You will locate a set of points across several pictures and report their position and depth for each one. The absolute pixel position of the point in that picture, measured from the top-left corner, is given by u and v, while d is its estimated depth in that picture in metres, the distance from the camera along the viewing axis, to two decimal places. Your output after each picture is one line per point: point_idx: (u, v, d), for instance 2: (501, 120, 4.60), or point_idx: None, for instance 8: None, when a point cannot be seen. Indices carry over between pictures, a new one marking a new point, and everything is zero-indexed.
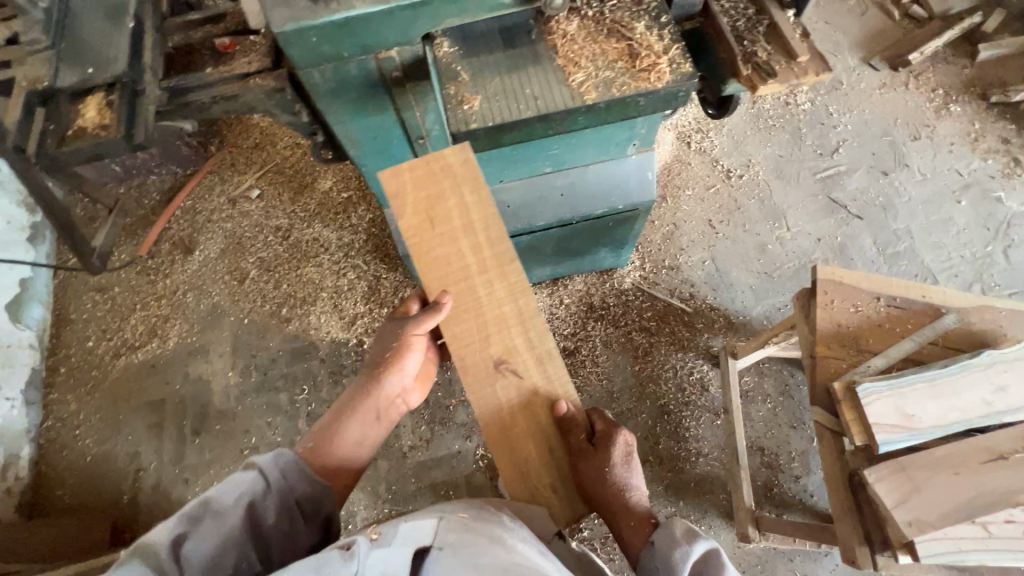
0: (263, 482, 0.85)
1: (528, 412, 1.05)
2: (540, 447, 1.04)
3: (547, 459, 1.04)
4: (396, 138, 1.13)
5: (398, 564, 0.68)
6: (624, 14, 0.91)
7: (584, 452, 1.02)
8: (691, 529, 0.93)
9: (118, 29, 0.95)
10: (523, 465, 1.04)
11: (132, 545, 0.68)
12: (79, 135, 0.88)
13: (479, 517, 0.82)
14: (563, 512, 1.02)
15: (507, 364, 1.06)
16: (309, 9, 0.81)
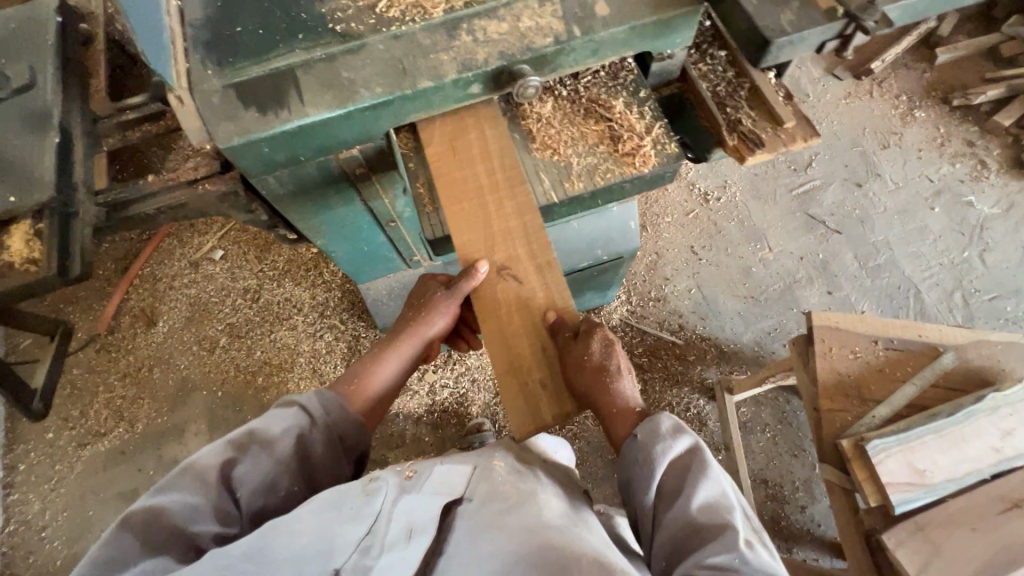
0: (310, 418, 0.82)
1: (518, 303, 0.81)
2: (524, 338, 0.81)
3: (533, 351, 0.80)
4: (365, 225, 1.05)
5: (421, 511, 0.74)
6: (600, 91, 0.85)
7: (578, 344, 0.78)
8: (675, 424, 0.82)
9: (42, 143, 0.83)
10: (505, 355, 0.80)
11: (186, 462, 0.70)
12: (6, 272, 0.78)
13: (518, 467, 0.86)
14: (549, 412, 0.78)
15: (504, 269, 0.82)
16: (255, 119, 0.72)
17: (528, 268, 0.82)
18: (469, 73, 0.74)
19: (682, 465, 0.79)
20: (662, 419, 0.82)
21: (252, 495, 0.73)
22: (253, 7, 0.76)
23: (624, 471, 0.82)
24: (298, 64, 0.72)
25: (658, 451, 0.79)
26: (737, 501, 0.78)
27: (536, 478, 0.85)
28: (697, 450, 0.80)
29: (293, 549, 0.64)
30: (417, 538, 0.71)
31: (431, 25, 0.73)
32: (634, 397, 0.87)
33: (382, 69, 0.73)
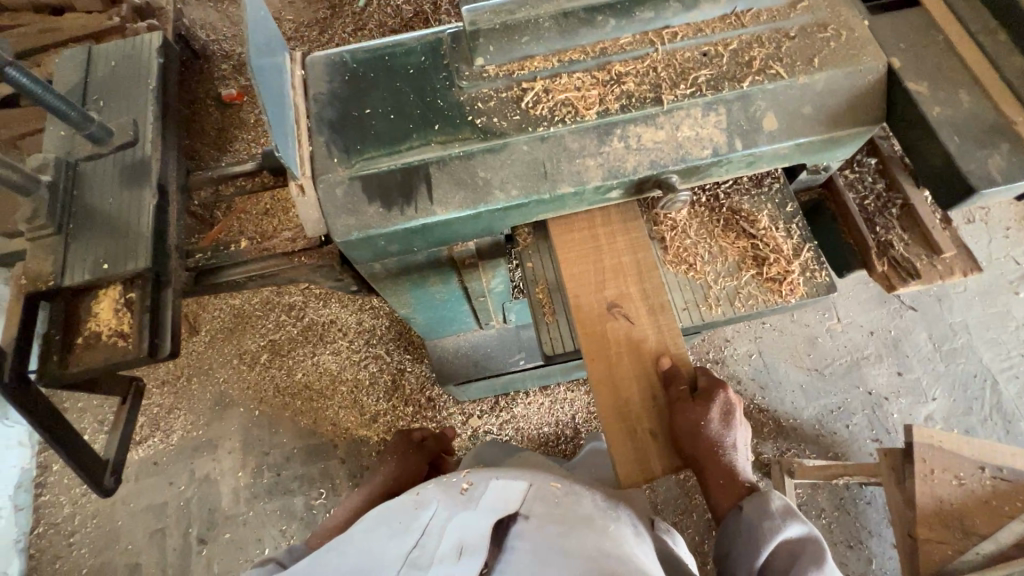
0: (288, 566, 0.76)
1: (633, 347, 0.70)
2: (635, 387, 0.69)
3: (642, 400, 0.69)
4: (455, 299, 0.98)
5: (473, 531, 0.67)
6: (743, 201, 0.77)
7: (693, 404, 0.67)
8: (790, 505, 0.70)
9: (139, 203, 0.77)
10: (611, 401, 0.70)
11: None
12: (91, 345, 0.73)
13: (576, 487, 0.77)
14: (660, 463, 0.68)
15: (614, 306, 0.71)
16: (380, 215, 0.65)
17: (641, 309, 0.71)
18: (615, 181, 0.67)
19: (790, 554, 0.66)
20: (775, 496, 0.70)
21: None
22: (383, 85, 0.69)
23: (725, 547, 0.72)
24: (431, 160, 0.65)
25: (769, 535, 0.67)
26: None
27: (593, 499, 0.76)
28: (815, 539, 0.67)
29: (344, 567, 0.67)
30: (468, 560, 0.65)
31: (582, 128, 0.66)
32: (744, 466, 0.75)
33: (522, 170, 0.66)
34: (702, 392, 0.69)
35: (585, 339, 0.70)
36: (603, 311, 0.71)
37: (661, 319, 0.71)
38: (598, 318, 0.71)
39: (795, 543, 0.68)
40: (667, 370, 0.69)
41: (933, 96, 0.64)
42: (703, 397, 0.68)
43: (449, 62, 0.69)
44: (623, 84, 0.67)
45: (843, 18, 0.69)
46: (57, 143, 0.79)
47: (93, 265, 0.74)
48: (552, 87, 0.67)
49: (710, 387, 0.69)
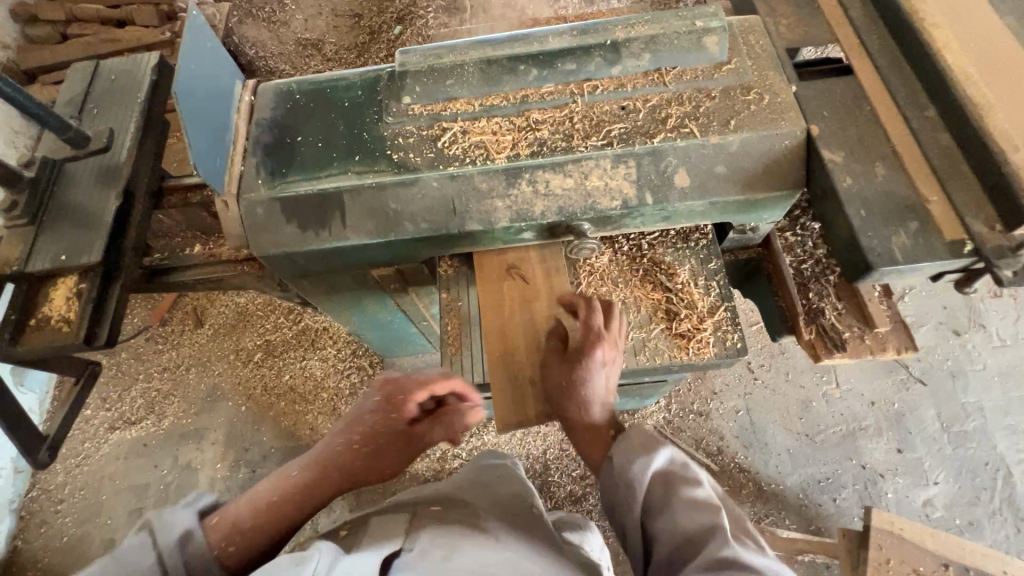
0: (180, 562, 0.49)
1: (524, 300, 0.72)
2: (522, 336, 0.71)
3: (528, 348, 0.70)
4: (398, 320, 1.01)
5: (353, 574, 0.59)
6: (666, 254, 0.77)
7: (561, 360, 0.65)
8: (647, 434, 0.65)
9: (104, 203, 0.85)
10: (499, 353, 0.70)
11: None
12: (41, 327, 0.80)
13: (450, 508, 0.73)
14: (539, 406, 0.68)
15: (512, 267, 0.75)
16: (296, 236, 0.70)
17: (537, 270, 0.74)
18: (522, 224, 0.69)
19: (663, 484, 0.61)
20: (636, 430, 0.66)
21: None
22: (318, 115, 0.74)
23: (607, 499, 0.66)
24: (346, 188, 0.69)
25: (635, 481, 0.62)
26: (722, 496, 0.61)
27: (471, 515, 0.71)
28: (679, 459, 0.63)
29: None
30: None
31: (491, 169, 0.68)
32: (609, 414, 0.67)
33: (432, 206, 0.69)
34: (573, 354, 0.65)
35: (486, 334, 0.71)
36: (501, 277, 0.74)
37: (555, 282, 0.73)
38: (497, 323, 0.71)
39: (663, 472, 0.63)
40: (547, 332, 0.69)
41: (847, 166, 0.63)
42: (571, 358, 0.65)
43: (382, 99, 0.73)
44: (538, 131, 0.69)
45: (768, 82, 0.69)
46: (52, 145, 0.89)
47: (54, 255, 0.81)
48: (470, 128, 0.70)
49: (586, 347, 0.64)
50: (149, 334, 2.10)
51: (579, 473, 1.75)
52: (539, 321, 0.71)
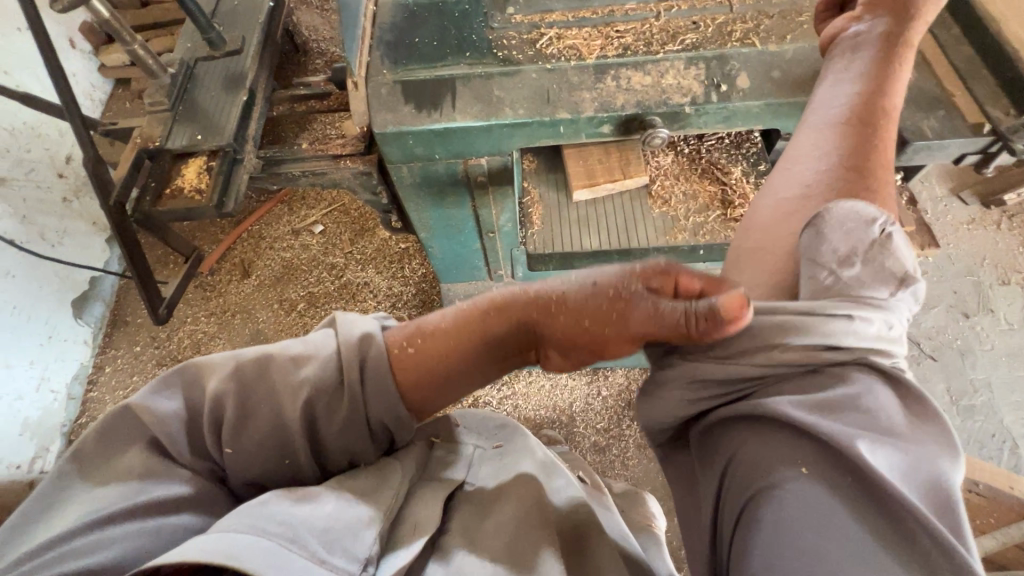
0: (340, 374, 0.59)
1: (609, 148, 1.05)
2: (599, 150, 1.04)
3: (598, 152, 1.04)
4: (467, 231, 1.12)
5: (343, 530, 0.56)
6: (720, 156, 1.09)
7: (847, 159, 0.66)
8: (903, 282, 0.58)
9: (233, 100, 0.98)
10: (576, 158, 1.04)
11: (187, 360, 0.59)
12: (175, 195, 0.92)
13: (516, 450, 0.80)
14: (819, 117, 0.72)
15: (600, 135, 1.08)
16: (412, 115, 0.82)
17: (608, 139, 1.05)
18: (604, 114, 0.80)
19: (824, 407, 0.52)
20: (843, 213, 0.61)
21: (220, 429, 0.58)
22: (432, 22, 0.87)
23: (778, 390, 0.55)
24: (458, 76, 0.82)
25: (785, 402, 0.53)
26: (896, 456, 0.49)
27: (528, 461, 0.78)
28: (854, 401, 0.52)
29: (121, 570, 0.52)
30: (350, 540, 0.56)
31: (582, 66, 0.81)
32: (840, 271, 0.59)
33: (529, 95, 0.81)
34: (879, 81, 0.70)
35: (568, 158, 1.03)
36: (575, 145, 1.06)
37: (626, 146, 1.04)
38: (582, 170, 1.02)
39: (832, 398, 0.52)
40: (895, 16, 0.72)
41: None
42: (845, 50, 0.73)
43: (487, 10, 0.87)
44: (623, 39, 0.83)
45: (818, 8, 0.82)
46: (186, 51, 1.04)
47: (191, 136, 0.94)
48: (563, 35, 0.83)
49: (896, 77, 0.69)
50: (199, 280, 2.21)
51: (603, 425, 1.84)
52: (617, 166, 1.02)
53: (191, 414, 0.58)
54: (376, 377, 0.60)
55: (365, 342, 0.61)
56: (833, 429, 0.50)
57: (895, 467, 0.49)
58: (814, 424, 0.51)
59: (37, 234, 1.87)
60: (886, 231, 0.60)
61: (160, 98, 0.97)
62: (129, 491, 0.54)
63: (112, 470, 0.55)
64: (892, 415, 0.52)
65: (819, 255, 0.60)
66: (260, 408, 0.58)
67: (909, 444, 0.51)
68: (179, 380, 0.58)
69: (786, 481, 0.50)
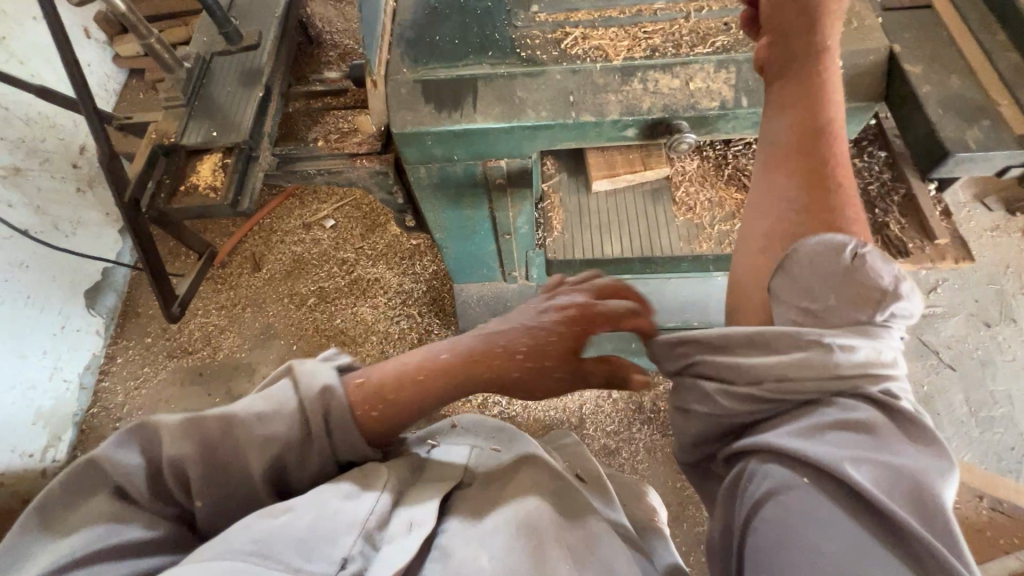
0: (304, 424, 0.58)
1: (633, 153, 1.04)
2: (624, 154, 1.04)
3: (622, 157, 1.04)
4: (482, 232, 1.10)
5: (322, 540, 0.54)
6: (748, 162, 1.08)
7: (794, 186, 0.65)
8: (878, 308, 0.55)
9: (249, 95, 0.97)
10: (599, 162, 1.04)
11: (142, 417, 0.55)
12: (189, 192, 0.91)
13: (517, 447, 0.77)
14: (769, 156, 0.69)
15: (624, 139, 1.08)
16: (432, 116, 0.80)
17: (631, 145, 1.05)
18: (629, 118, 0.78)
19: (807, 429, 0.51)
20: (809, 251, 0.59)
21: (185, 485, 0.55)
22: (454, 19, 0.85)
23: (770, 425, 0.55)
24: (479, 76, 0.80)
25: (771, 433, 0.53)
26: (885, 471, 0.47)
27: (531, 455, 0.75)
28: (839, 423, 0.51)
29: None
30: (326, 550, 0.54)
31: (608, 67, 0.79)
32: (807, 307, 0.57)
33: (553, 96, 0.79)
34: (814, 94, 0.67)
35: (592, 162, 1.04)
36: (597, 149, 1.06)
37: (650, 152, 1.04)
38: (602, 159, 1.03)
39: (816, 423, 0.52)
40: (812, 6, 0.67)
41: (927, 77, 0.72)
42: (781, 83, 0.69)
43: (510, 8, 0.84)
44: (651, 40, 0.80)
45: (857, 9, 0.78)
46: (202, 45, 1.02)
47: (206, 132, 0.93)
48: (589, 34, 0.81)
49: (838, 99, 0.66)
50: (210, 272, 2.21)
51: (613, 427, 1.83)
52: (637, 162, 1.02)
53: (153, 469, 0.55)
54: (341, 425, 0.60)
55: (327, 393, 0.60)
56: (818, 449, 0.49)
57: (894, 483, 0.46)
58: (796, 443, 0.50)
59: (51, 224, 1.87)
60: (856, 255, 0.57)
61: (175, 93, 0.95)
62: (96, 535, 0.50)
63: (78, 517, 0.51)
64: (885, 429, 0.50)
65: (786, 293, 0.59)
66: (228, 461, 0.56)
67: (911, 458, 0.48)
68: (137, 434, 0.55)
69: (776, 501, 0.49)
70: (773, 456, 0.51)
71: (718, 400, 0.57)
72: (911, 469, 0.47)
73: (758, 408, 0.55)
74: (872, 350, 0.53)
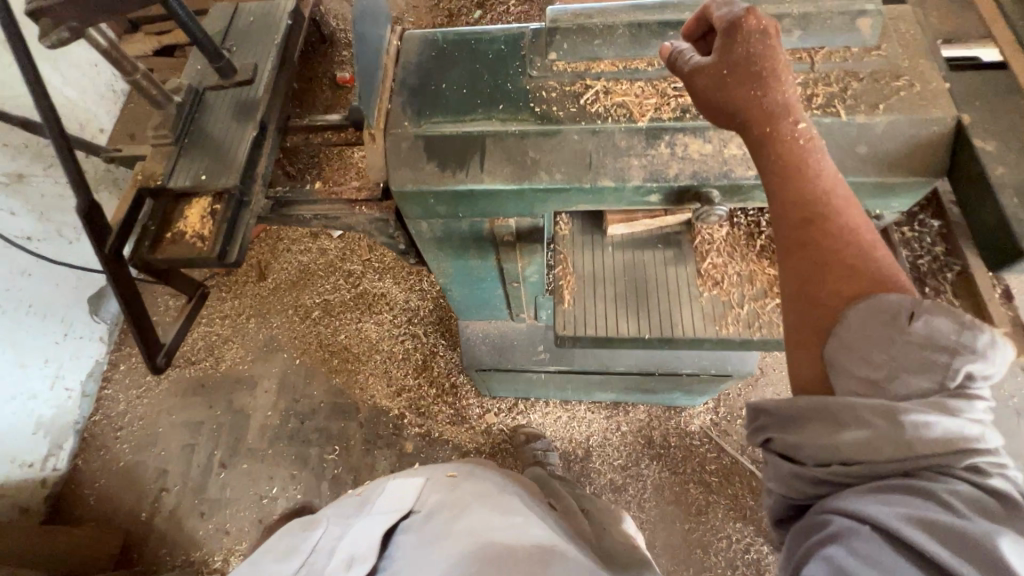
0: None
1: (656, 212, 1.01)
2: None
3: None
4: (489, 279, 1.03)
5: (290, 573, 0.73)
6: None
7: (801, 285, 0.55)
8: (948, 373, 0.47)
9: (242, 133, 0.90)
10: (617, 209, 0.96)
11: None
12: (175, 240, 0.85)
13: (467, 477, 0.93)
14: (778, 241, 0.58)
15: None
16: (435, 175, 0.72)
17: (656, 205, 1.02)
18: (654, 185, 0.69)
19: (866, 492, 0.46)
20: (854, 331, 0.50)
21: None
22: (463, 65, 0.77)
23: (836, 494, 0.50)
24: (488, 133, 0.72)
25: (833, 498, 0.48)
26: (944, 534, 0.41)
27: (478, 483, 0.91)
28: (901, 487, 0.45)
29: None
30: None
31: (632, 128, 0.70)
32: (869, 376, 0.49)
33: (569, 158, 0.71)
34: (792, 169, 0.57)
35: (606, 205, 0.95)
36: None
37: None
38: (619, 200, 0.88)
39: (878, 486, 0.46)
40: (737, 89, 0.59)
41: (1001, 156, 0.62)
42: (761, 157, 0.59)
43: (526, 54, 0.76)
44: (682, 98, 0.71)
45: (919, 70, 0.69)
46: (195, 75, 0.95)
47: (195, 175, 0.86)
48: (612, 89, 0.72)
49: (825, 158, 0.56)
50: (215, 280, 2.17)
51: (620, 463, 1.76)
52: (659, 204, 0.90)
53: None
54: None
55: None
56: (871, 509, 0.44)
57: (962, 554, 0.41)
58: (853, 503, 0.46)
59: (55, 231, 1.84)
60: (915, 319, 0.48)
61: (164, 130, 0.89)
62: None
63: None
64: (968, 503, 0.43)
65: (841, 361, 0.50)
66: None
67: (985, 529, 0.41)
68: None
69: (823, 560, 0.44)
70: (826, 522, 0.47)
71: (792, 485, 0.53)
72: (983, 539, 0.41)
73: (828, 490, 0.50)
74: (953, 424, 0.45)
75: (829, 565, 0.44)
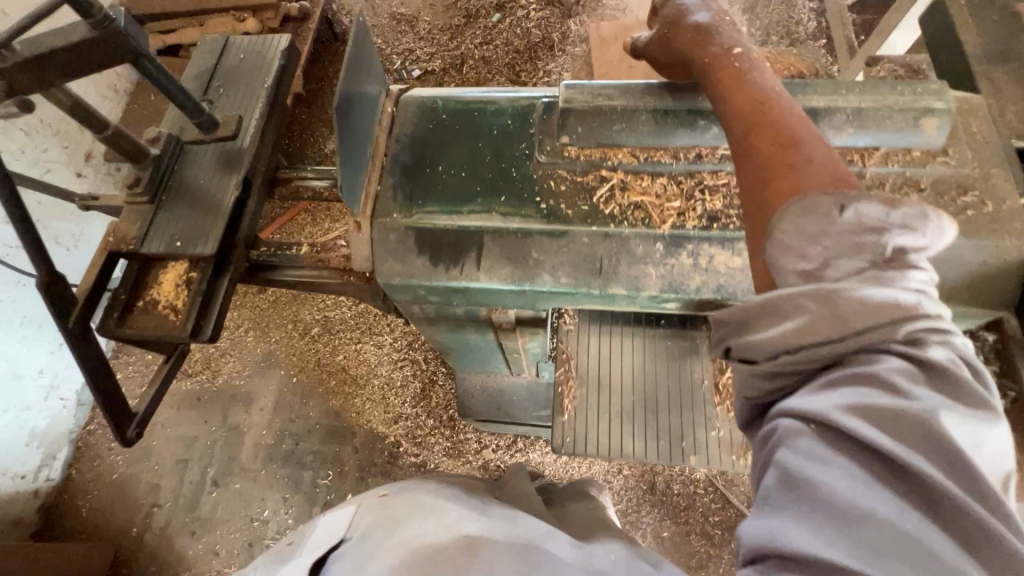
0: None
1: None
2: None
3: None
4: (487, 349, 0.96)
5: None
6: None
7: (751, 197, 0.51)
8: (880, 250, 0.44)
9: (221, 192, 0.82)
10: None
11: None
12: (147, 312, 0.78)
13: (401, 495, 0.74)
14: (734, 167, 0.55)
15: None
16: (426, 270, 0.64)
17: None
18: (671, 297, 0.60)
19: (813, 389, 0.43)
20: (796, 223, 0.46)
21: None
22: (464, 142, 0.69)
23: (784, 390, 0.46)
24: (487, 230, 0.64)
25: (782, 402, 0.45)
26: (892, 422, 0.39)
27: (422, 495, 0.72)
28: (847, 376, 0.42)
29: None
30: None
31: (652, 235, 0.62)
32: (805, 268, 0.45)
33: (578, 263, 0.62)
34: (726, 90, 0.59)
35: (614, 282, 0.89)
36: None
37: None
38: None
39: (825, 381, 0.43)
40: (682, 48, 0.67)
41: None
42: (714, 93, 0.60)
43: (535, 132, 0.68)
44: (709, 202, 0.63)
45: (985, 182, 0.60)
46: (177, 123, 0.88)
47: (168, 241, 0.79)
48: (631, 185, 0.64)
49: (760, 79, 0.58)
50: None
51: (620, 508, 1.70)
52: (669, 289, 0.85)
53: None
54: None
55: None
56: (820, 406, 0.41)
57: (916, 439, 0.39)
58: (802, 408, 0.42)
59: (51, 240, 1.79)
60: (847, 210, 0.44)
61: (138, 185, 0.81)
62: None
63: None
64: (920, 383, 0.40)
65: (781, 259, 0.46)
66: None
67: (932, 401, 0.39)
68: None
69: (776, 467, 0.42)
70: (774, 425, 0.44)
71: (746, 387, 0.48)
72: (926, 416, 0.39)
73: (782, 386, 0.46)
74: (888, 293, 0.42)
75: (781, 473, 0.41)
